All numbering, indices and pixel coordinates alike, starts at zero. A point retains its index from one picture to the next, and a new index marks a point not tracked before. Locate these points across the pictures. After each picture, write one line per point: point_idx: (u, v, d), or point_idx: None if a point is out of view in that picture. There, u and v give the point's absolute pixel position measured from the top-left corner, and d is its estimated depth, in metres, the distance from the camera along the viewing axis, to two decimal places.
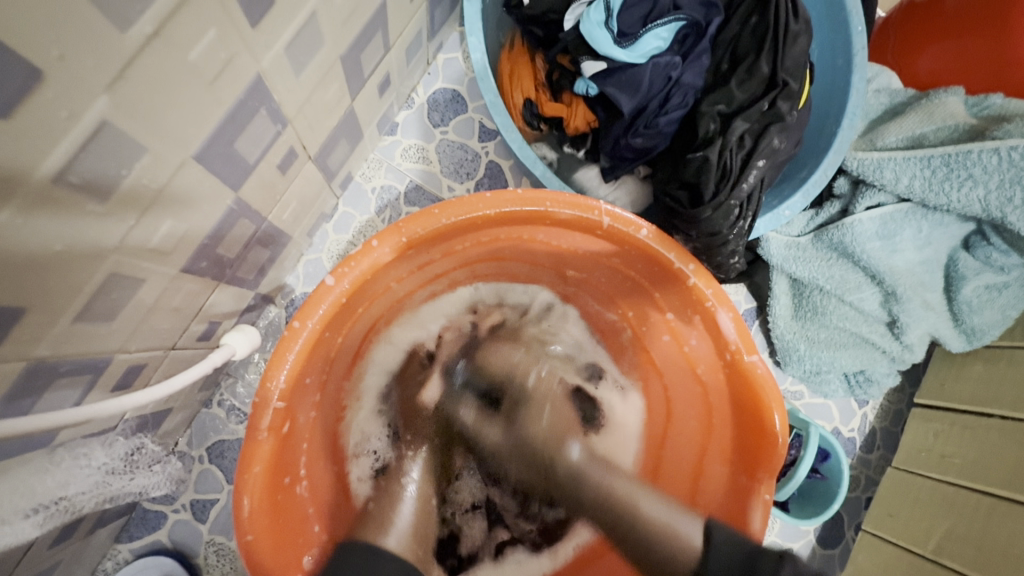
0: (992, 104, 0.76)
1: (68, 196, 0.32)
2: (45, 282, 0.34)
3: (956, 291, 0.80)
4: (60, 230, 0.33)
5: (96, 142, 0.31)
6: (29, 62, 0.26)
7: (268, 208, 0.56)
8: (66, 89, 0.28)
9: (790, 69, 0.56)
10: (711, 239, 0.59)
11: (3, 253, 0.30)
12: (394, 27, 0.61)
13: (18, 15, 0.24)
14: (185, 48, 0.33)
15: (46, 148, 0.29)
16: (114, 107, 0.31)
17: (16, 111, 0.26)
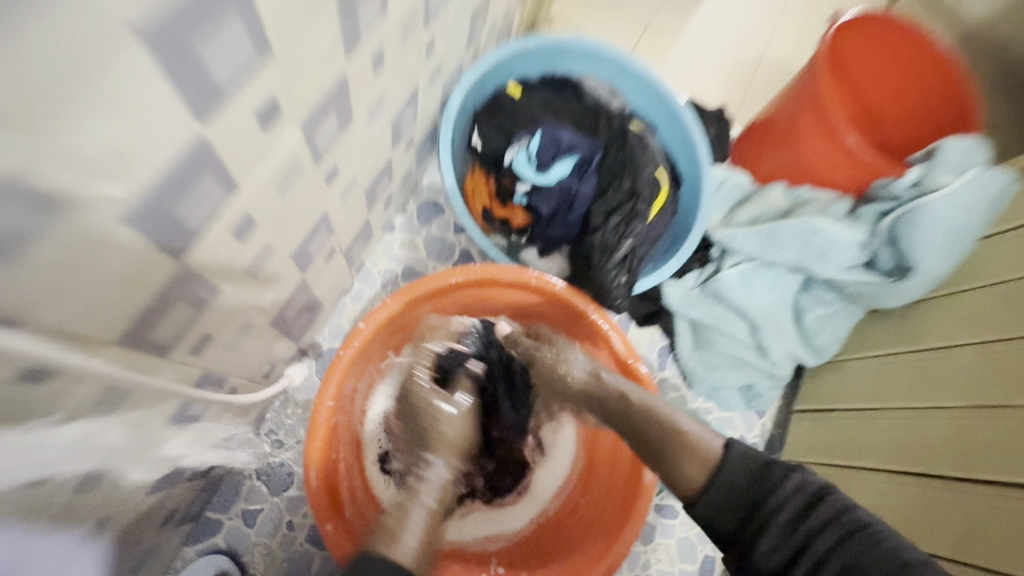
0: (802, 194, 1.12)
1: (253, 286, 0.61)
2: (228, 331, 0.62)
3: (801, 321, 1.10)
4: (244, 303, 0.62)
5: (269, 257, 0.61)
6: (264, 229, 0.56)
7: (316, 285, 0.86)
8: (270, 236, 0.58)
9: (643, 184, 0.92)
10: (603, 290, 0.91)
11: (224, 315, 0.59)
12: (397, 168, 0.95)
13: (268, 210, 0.55)
14: (306, 205, 0.64)
15: (253, 262, 0.59)
16: (279, 241, 0.61)
17: (253, 250, 0.57)
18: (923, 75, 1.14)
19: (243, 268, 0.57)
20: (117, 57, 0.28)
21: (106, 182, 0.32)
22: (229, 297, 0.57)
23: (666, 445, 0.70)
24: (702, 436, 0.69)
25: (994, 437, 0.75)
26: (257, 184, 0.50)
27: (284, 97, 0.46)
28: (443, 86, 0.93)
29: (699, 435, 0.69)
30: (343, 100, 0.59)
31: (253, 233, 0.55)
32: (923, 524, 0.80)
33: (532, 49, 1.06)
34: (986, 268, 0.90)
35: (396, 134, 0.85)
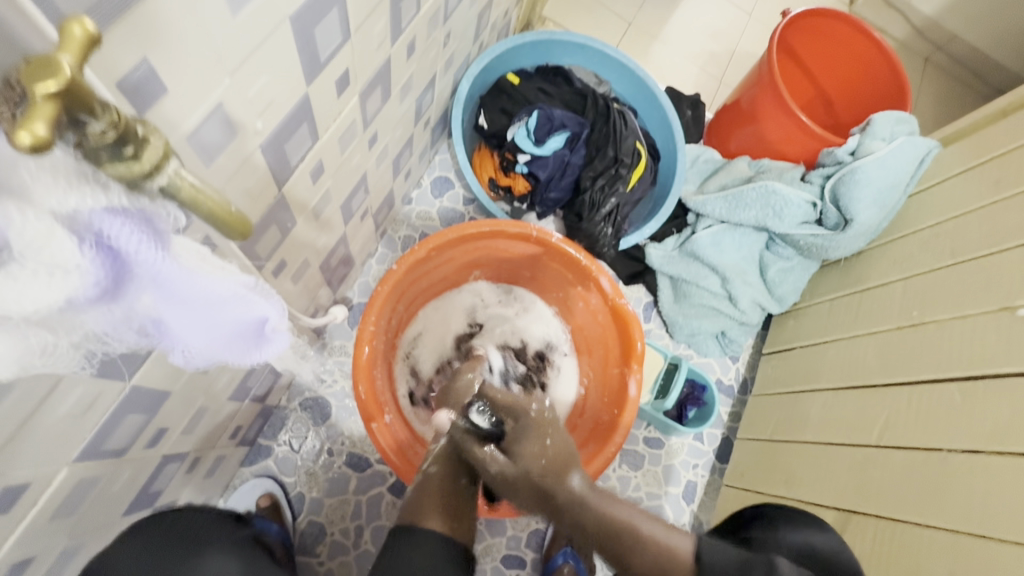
0: (763, 165, 1.30)
1: (314, 223, 0.78)
2: (294, 261, 0.78)
3: (766, 273, 1.28)
4: (307, 238, 0.78)
5: (326, 201, 0.78)
6: (327, 175, 0.73)
7: (352, 240, 1.03)
8: (331, 182, 0.75)
9: (625, 153, 1.12)
10: (593, 240, 1.12)
11: (294, 245, 0.75)
12: (417, 144, 1.12)
13: (332, 160, 0.72)
14: (354, 162, 0.80)
15: (319, 203, 0.75)
16: (335, 187, 0.78)
17: (319, 192, 0.73)
18: (866, 60, 1.32)
19: (311, 206, 0.73)
20: (280, 37, 0.45)
21: (257, 121, 0.49)
22: (300, 229, 0.73)
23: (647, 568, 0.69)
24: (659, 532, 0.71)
25: (914, 346, 0.93)
26: (330, 136, 0.67)
27: (352, 71, 0.63)
28: (455, 73, 1.10)
29: (668, 536, 0.71)
30: (386, 77, 0.75)
31: (322, 177, 0.71)
32: (855, 423, 0.96)
33: (527, 45, 1.23)
34: (913, 219, 1.10)
35: (418, 113, 1.02)
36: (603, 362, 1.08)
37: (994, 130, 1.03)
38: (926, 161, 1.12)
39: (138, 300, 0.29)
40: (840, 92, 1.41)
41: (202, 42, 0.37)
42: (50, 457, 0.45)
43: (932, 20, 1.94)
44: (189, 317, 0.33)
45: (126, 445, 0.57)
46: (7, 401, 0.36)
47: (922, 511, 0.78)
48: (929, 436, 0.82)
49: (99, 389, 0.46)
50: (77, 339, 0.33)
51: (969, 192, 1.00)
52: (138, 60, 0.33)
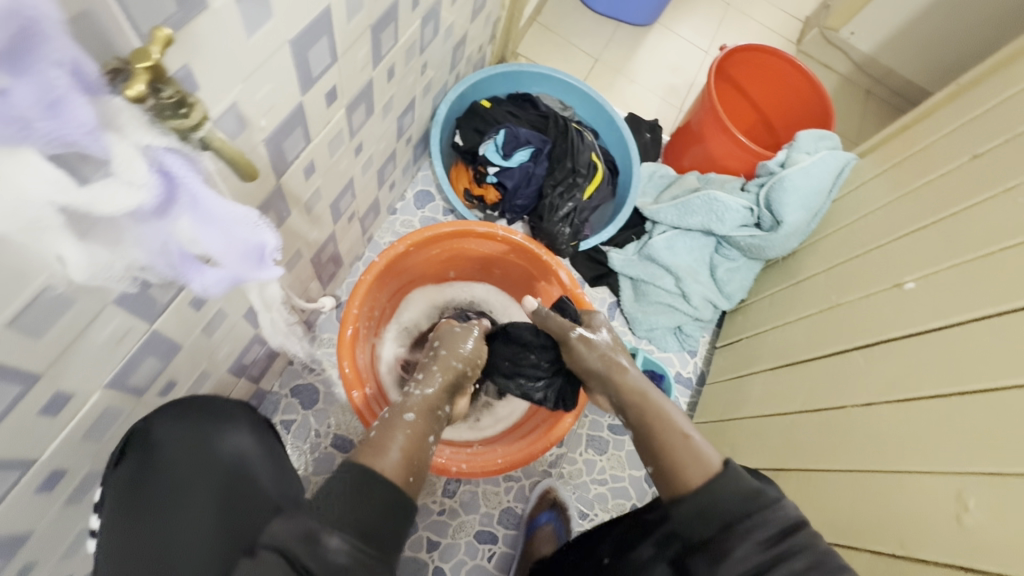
0: (710, 178, 1.46)
1: (306, 217, 0.92)
2: (288, 248, 0.92)
3: (715, 273, 1.42)
4: (299, 229, 0.92)
5: (317, 198, 0.92)
6: (318, 174, 0.87)
7: (340, 240, 1.16)
8: (321, 181, 0.89)
9: (581, 164, 1.28)
10: (555, 240, 1.27)
11: (288, 233, 0.89)
12: (400, 158, 1.27)
13: (322, 161, 0.86)
14: (342, 166, 0.95)
15: (310, 199, 0.89)
16: (324, 186, 0.92)
17: (310, 188, 0.87)
18: (799, 87, 1.51)
19: (304, 200, 0.87)
20: (281, 56, 0.60)
21: (261, 120, 0.64)
22: (293, 219, 0.87)
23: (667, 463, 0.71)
24: (706, 449, 0.70)
25: (829, 324, 1.06)
26: (321, 140, 0.82)
27: (339, 87, 0.78)
28: (434, 98, 1.26)
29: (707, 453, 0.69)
30: (369, 95, 0.91)
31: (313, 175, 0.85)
32: (784, 395, 1.08)
33: (499, 75, 1.41)
34: (834, 220, 1.25)
35: (400, 131, 1.18)
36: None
37: (896, 142, 1.20)
38: (844, 171, 1.29)
39: (180, 216, 0.43)
40: (780, 115, 1.59)
41: (224, 55, 0.52)
42: (90, 375, 0.57)
43: (869, 56, 2.17)
44: (213, 235, 0.47)
45: (144, 386, 0.69)
46: (72, 310, 0.49)
47: (834, 461, 0.90)
48: (838, 397, 0.95)
49: (131, 323, 0.58)
50: (126, 261, 0.47)
51: (875, 194, 1.16)
52: (181, 65, 0.48)
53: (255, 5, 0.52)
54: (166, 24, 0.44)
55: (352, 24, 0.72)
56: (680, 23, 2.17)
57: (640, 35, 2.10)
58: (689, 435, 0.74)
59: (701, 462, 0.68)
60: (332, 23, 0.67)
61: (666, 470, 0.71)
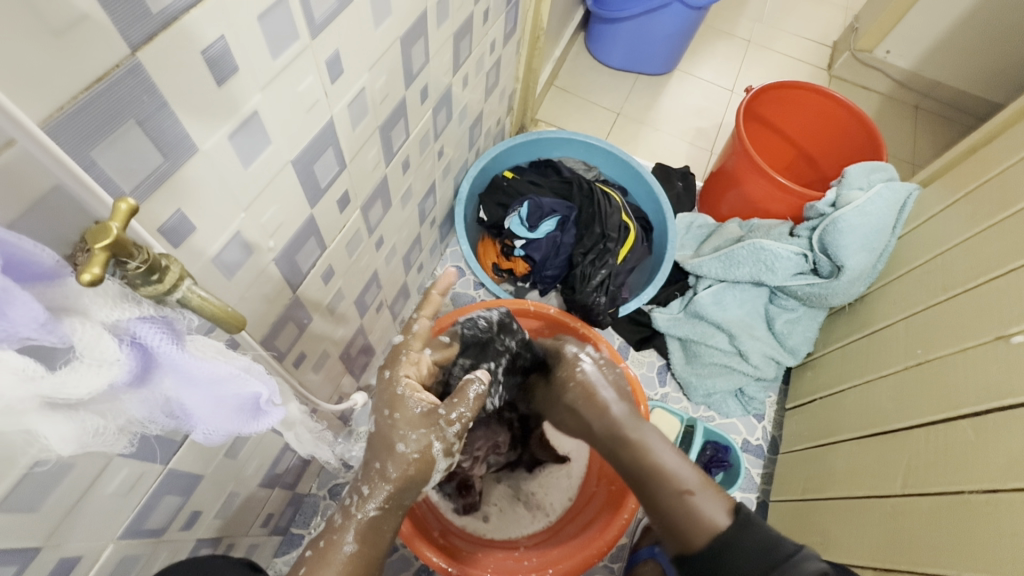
0: (753, 225, 1.36)
1: (329, 318, 0.89)
2: (313, 352, 0.89)
3: (773, 326, 1.29)
4: (325, 330, 0.90)
5: (339, 300, 0.90)
6: (338, 278, 0.85)
7: (370, 330, 1.14)
8: (342, 281, 0.88)
9: (610, 227, 1.22)
10: (590, 309, 1.20)
11: (312, 340, 0.86)
12: (426, 240, 1.26)
13: (342, 263, 0.85)
14: (363, 263, 0.94)
15: (333, 301, 0.87)
16: (346, 286, 0.90)
17: (331, 293, 0.85)
18: (839, 119, 1.41)
19: (325, 305, 0.85)
20: (283, 177, 0.59)
21: (269, 241, 0.62)
22: (315, 323, 0.85)
23: (667, 507, 0.70)
24: (701, 500, 0.69)
25: (923, 385, 0.92)
26: (338, 243, 0.80)
27: (352, 192, 0.77)
28: (455, 177, 1.25)
29: (701, 507, 0.68)
30: (384, 192, 0.90)
31: (332, 280, 0.83)
32: (880, 473, 0.93)
33: (519, 146, 1.39)
34: (903, 260, 1.12)
35: (423, 217, 1.17)
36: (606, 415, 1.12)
37: (963, 167, 1.09)
38: (907, 204, 1.17)
39: (166, 381, 0.40)
40: (822, 149, 1.49)
41: (221, 192, 0.50)
42: (98, 532, 0.54)
43: (911, 72, 2.04)
44: (203, 396, 0.42)
45: (161, 526, 0.65)
46: (70, 475, 0.46)
47: (953, 558, 0.74)
48: (951, 478, 0.79)
49: (139, 473, 0.55)
50: (123, 427, 0.41)
51: (949, 228, 1.04)
52: (173, 210, 0.46)
53: (249, 139, 0.50)
54: (152, 175, 0.42)
55: (358, 130, 0.71)
56: (700, 66, 2.13)
57: (660, 83, 2.07)
58: (691, 486, 0.70)
59: (699, 520, 0.67)
60: (336, 135, 0.66)
61: (674, 523, 0.69)
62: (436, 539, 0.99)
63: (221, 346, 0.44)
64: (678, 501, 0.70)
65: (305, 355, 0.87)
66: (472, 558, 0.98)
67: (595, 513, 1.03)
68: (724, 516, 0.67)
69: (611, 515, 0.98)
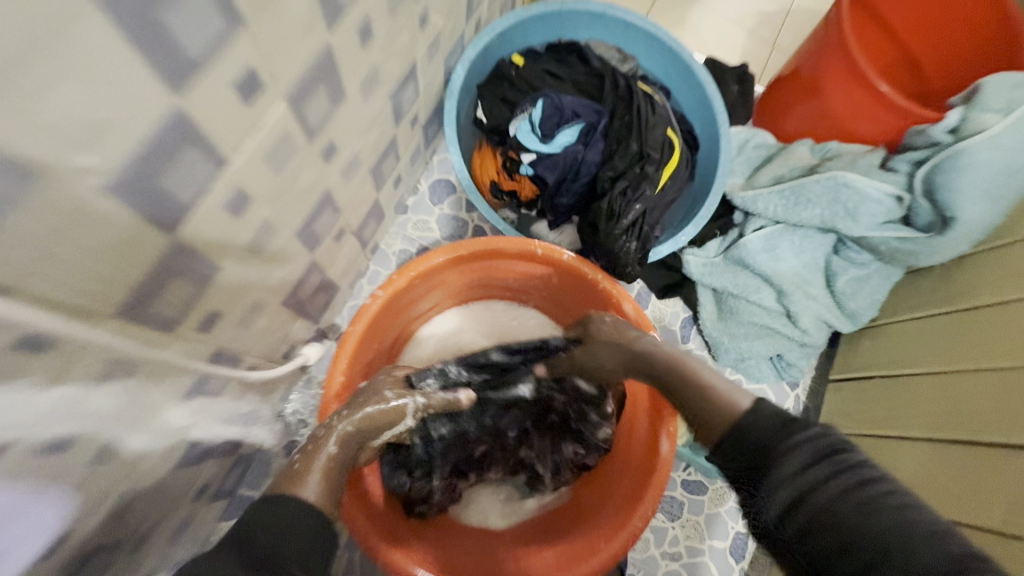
0: (830, 148, 1.04)
1: (251, 259, 0.62)
2: (232, 306, 0.63)
3: (833, 284, 1.04)
4: (246, 277, 0.63)
5: (263, 233, 0.61)
6: (253, 202, 0.56)
7: (327, 266, 0.88)
8: (262, 209, 0.59)
9: (652, 145, 0.88)
10: (612, 259, 0.87)
11: (224, 291, 0.60)
12: (402, 147, 0.96)
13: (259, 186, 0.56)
14: (301, 181, 0.64)
15: (249, 234, 0.59)
16: (273, 214, 0.61)
17: (244, 221, 0.57)
18: (975, 27, 1.04)
19: (233, 241, 0.57)
20: None
21: (83, 153, 0.36)
22: (226, 269, 0.58)
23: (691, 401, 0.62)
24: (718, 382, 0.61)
25: (949, 393, 0.84)
26: (250, 155, 0.51)
27: (263, 69, 0.47)
28: (446, 58, 0.91)
29: (737, 393, 0.58)
30: (329, 75, 0.58)
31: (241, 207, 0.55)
32: (968, 493, 0.75)
33: (535, 19, 1.03)
34: None
35: (398, 114, 0.85)
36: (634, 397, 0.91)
37: None
38: None
39: None
40: (931, 53, 1.13)
41: None
42: None
43: None
44: None
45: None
46: None
47: None
48: None
49: None
50: None
51: None
52: None
53: None
54: None
55: None
56: None
57: None
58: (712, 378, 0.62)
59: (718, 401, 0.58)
60: None
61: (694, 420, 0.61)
62: (405, 525, 0.82)
63: (76, 395, 0.44)
64: (700, 395, 0.61)
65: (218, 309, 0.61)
66: (443, 549, 0.82)
67: (596, 505, 0.87)
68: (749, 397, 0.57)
69: (616, 514, 0.81)
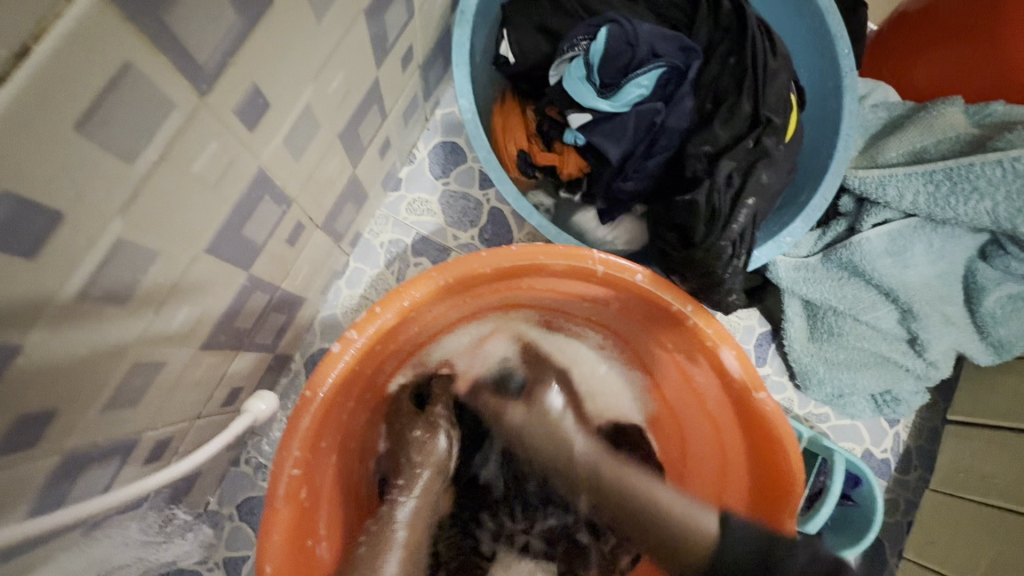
0: (994, 111, 0.75)
1: (92, 308, 0.33)
2: (72, 386, 0.35)
3: (978, 303, 0.77)
4: (88, 339, 0.34)
5: (112, 259, 0.32)
6: (51, 207, 0.27)
7: (280, 277, 0.60)
8: (85, 221, 0.29)
9: (772, 105, 0.58)
10: (707, 279, 0.59)
11: (34, 370, 0.31)
12: (389, 97, 0.65)
13: (47, 175, 0.26)
14: (190, 161, 0.34)
15: (69, 271, 0.30)
16: (127, 227, 0.32)
17: (39, 249, 0.27)
18: None
19: (20, 290, 0.27)
20: None
21: None
22: (19, 338, 0.29)
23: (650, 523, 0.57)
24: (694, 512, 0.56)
25: None
26: (1, 121, 0.22)
27: None
28: None
29: (691, 514, 0.56)
30: None
31: (13, 222, 0.25)
32: None
33: None
34: None
35: (380, 44, 0.54)
36: (717, 465, 0.62)
37: None
38: None
39: None
40: None
41: None
42: None
43: None
44: None
45: None
46: None
47: None
48: None
49: None
50: None
51: None
52: None
53: None
54: None
55: None
56: None
57: None
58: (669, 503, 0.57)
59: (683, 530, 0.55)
60: None
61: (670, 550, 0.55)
62: None
63: None
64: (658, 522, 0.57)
65: (29, 402, 0.32)
66: None
67: None
68: (715, 515, 0.55)
69: None
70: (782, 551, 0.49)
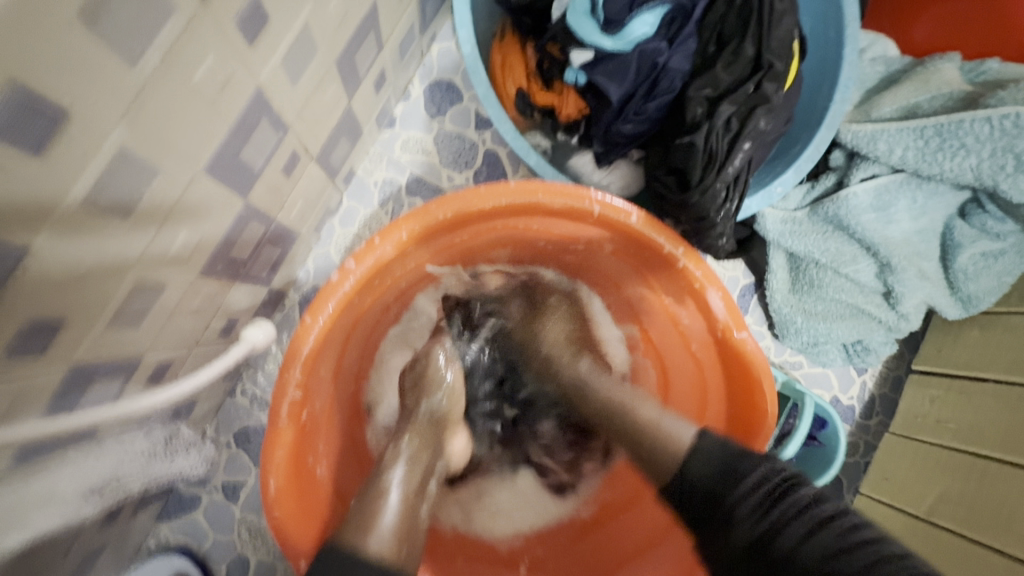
0: (989, 69, 0.75)
1: (96, 219, 0.33)
2: (79, 297, 0.36)
3: (952, 258, 0.81)
4: (92, 250, 0.34)
5: (116, 167, 0.32)
6: (55, 105, 0.27)
7: (276, 209, 0.60)
8: (89, 124, 0.29)
9: (776, 50, 0.58)
10: (700, 222, 0.61)
11: (41, 276, 0.32)
12: (385, 25, 0.63)
13: (47, 68, 0.25)
14: (190, 72, 0.33)
15: (76, 175, 0.30)
16: (130, 133, 0.32)
17: (47, 147, 0.28)
18: None
19: (27, 190, 0.28)
20: None
21: None
22: (27, 240, 0.29)
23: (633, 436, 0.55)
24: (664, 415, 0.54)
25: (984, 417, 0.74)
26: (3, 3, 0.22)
27: None
28: None
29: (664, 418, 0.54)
30: None
31: (18, 115, 0.25)
32: None
33: None
34: None
35: None
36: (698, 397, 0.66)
37: None
38: None
39: None
40: None
41: None
42: None
43: None
44: None
45: None
46: None
47: None
48: None
49: None
50: None
51: None
52: None
53: None
54: None
55: None
56: None
57: None
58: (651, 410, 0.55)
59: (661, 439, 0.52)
60: None
61: (648, 459, 0.53)
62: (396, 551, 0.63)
63: None
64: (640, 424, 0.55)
65: (36, 307, 0.33)
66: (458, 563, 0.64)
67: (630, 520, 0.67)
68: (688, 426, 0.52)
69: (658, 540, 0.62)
70: (749, 464, 0.47)
